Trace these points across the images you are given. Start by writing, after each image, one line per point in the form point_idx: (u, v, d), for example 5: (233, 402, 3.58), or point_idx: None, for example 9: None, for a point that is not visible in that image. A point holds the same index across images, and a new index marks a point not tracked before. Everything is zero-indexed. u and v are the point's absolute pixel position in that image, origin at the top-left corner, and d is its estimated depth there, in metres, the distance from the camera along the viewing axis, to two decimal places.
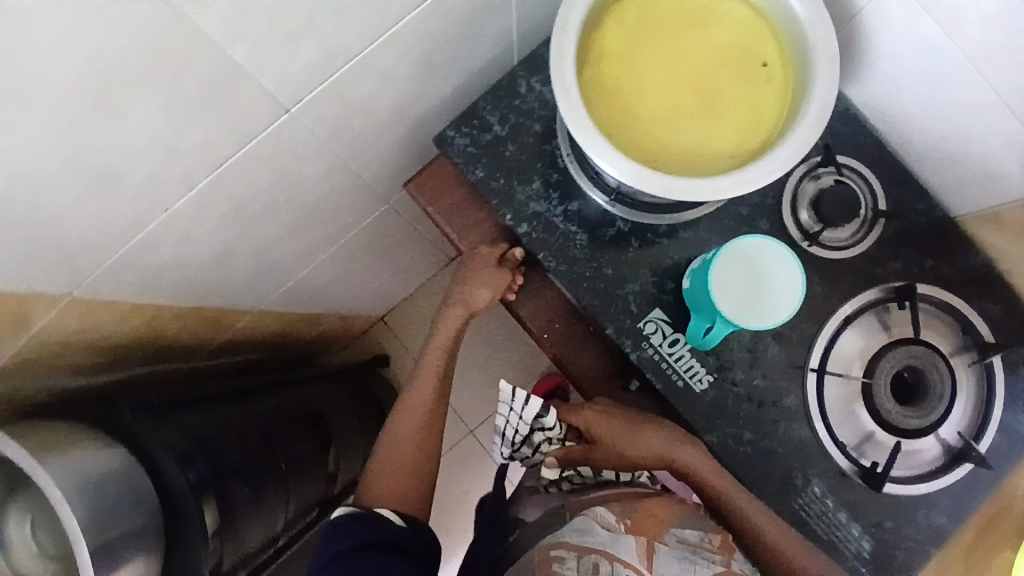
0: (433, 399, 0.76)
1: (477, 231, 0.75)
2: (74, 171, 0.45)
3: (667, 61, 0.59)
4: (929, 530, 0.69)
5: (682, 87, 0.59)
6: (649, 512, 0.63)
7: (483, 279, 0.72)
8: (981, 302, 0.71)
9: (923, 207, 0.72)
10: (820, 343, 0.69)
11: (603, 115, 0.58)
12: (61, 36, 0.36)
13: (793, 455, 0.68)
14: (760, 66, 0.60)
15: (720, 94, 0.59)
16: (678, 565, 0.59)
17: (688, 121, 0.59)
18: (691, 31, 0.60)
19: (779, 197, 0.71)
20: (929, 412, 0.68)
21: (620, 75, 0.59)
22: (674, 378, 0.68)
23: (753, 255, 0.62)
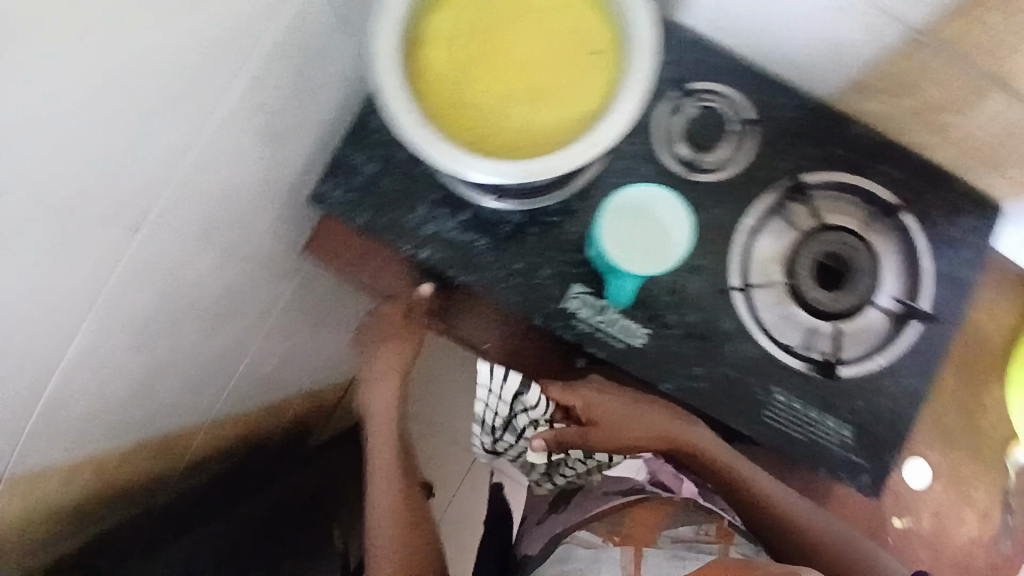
0: (397, 464, 0.82)
1: (387, 273, 0.75)
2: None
3: (492, 58, 0.60)
4: (904, 397, 0.70)
5: (515, 72, 0.60)
6: (641, 522, 0.80)
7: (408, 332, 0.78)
8: (875, 168, 0.72)
9: (791, 98, 0.73)
10: (736, 260, 0.69)
11: (449, 133, 0.59)
12: None
13: (749, 374, 0.69)
14: (584, 28, 0.60)
15: (553, 66, 0.60)
16: (668, 561, 0.75)
17: (531, 101, 0.60)
18: (508, 16, 0.60)
19: (652, 140, 0.71)
20: (858, 289, 0.69)
21: (455, 88, 0.59)
22: (613, 342, 0.69)
23: (646, 208, 0.60)
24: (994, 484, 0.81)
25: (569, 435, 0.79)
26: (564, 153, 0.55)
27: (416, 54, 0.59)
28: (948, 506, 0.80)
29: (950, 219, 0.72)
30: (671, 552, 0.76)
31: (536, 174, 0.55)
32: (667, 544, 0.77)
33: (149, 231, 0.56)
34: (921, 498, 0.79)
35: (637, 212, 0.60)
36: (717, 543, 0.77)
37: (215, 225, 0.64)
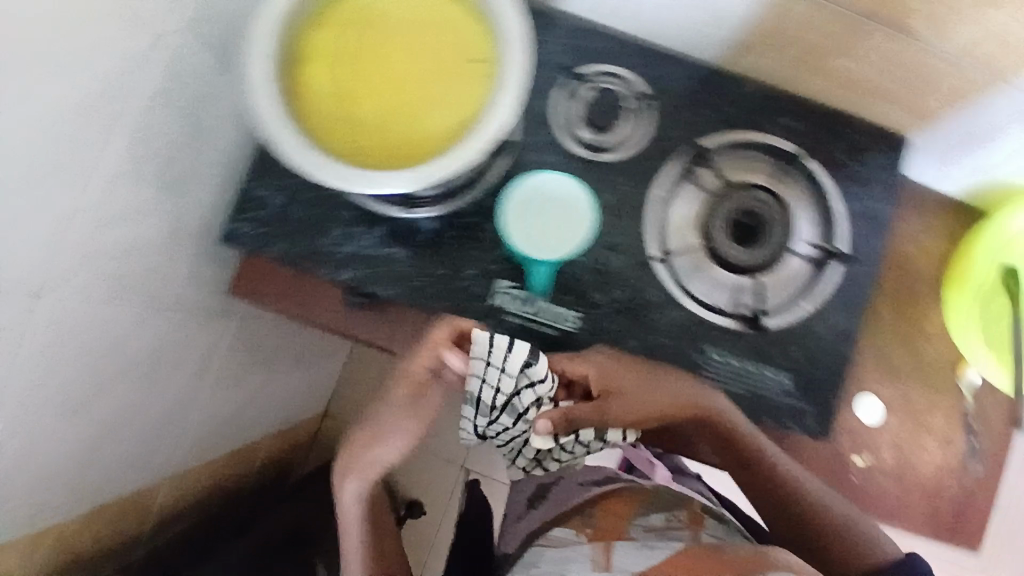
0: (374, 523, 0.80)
1: (320, 301, 0.75)
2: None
3: (380, 81, 0.61)
4: (836, 337, 0.71)
5: (400, 86, 0.60)
6: (619, 516, 0.82)
7: (418, 406, 0.70)
8: (775, 122, 0.72)
9: (683, 66, 0.73)
10: (652, 231, 0.70)
11: (356, 162, 0.59)
12: None
13: (682, 338, 0.70)
14: (461, 30, 0.60)
15: (435, 73, 0.60)
16: (636, 550, 0.74)
17: (420, 111, 0.60)
18: (385, 33, 0.61)
19: (554, 131, 0.71)
20: (774, 241, 0.70)
21: (344, 111, 0.60)
22: (546, 330, 0.69)
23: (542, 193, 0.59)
24: (950, 408, 0.82)
25: (582, 413, 0.64)
26: (452, 156, 0.55)
27: (299, 83, 0.60)
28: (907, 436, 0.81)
29: (855, 158, 0.73)
30: (643, 541, 0.75)
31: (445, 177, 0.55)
32: (639, 533, 0.77)
33: (54, 300, 0.56)
34: (879, 432, 0.80)
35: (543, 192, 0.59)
36: (688, 528, 0.78)
37: (125, 281, 0.64)
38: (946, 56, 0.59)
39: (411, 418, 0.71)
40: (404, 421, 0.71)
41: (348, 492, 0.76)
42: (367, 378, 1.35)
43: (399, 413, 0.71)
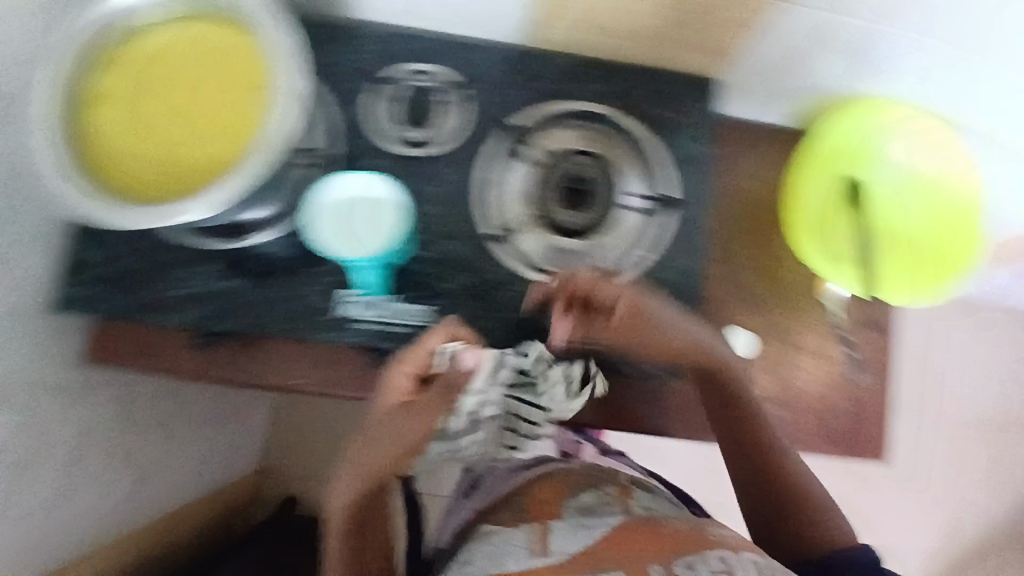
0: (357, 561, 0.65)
1: (173, 349, 0.72)
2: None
3: (181, 116, 0.63)
4: (681, 278, 0.73)
5: (198, 124, 0.62)
6: (548, 503, 0.73)
7: (401, 423, 0.56)
8: (585, 87, 0.75)
9: (483, 54, 0.75)
10: (484, 213, 0.72)
11: (186, 194, 0.60)
12: None
13: (536, 309, 0.71)
14: (241, 57, 0.62)
15: (227, 102, 0.62)
16: (572, 535, 0.67)
17: (221, 140, 0.61)
18: (175, 81, 0.63)
19: (373, 135, 0.72)
20: (601, 202, 0.73)
21: (149, 161, 0.61)
22: (400, 330, 0.69)
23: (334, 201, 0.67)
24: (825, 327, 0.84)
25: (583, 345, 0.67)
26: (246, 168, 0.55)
27: (93, 142, 0.60)
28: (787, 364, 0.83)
29: (667, 107, 0.76)
30: (575, 521, 0.69)
31: (255, 178, 0.55)
32: (573, 512, 0.71)
33: None
34: (759, 363, 0.82)
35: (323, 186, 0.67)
36: (619, 500, 0.72)
37: None
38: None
39: (391, 440, 0.56)
40: (371, 445, 0.56)
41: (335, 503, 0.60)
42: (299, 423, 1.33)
43: (384, 434, 0.56)
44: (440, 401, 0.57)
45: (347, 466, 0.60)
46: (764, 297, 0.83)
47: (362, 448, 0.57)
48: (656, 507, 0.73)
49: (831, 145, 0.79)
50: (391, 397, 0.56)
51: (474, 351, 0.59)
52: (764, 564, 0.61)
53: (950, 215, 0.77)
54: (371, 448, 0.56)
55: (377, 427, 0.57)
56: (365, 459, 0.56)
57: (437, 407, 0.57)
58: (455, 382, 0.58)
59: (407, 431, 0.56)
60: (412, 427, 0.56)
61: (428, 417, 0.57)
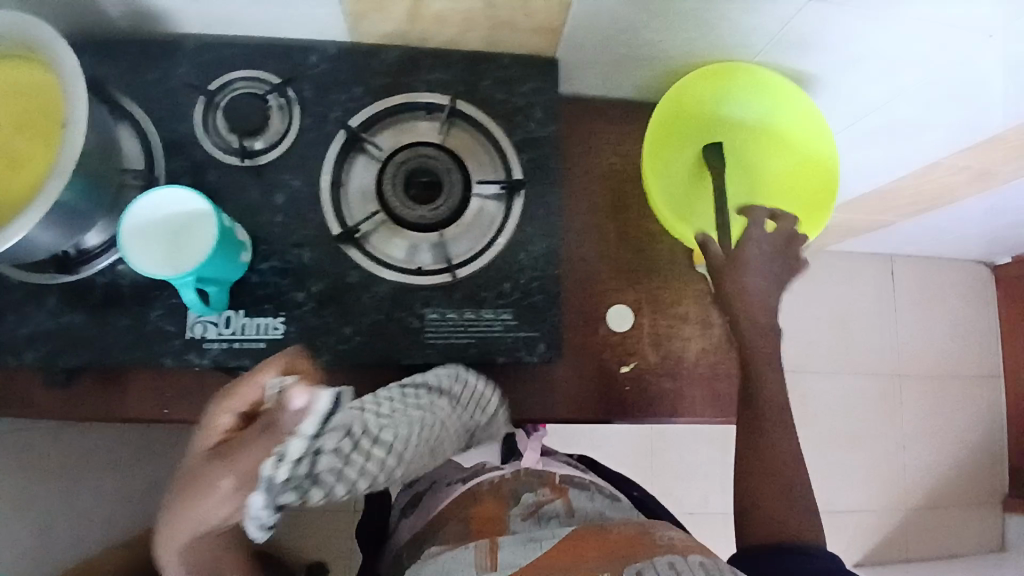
0: None
1: (30, 393, 0.68)
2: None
3: None
4: (541, 260, 0.73)
5: None
6: (486, 515, 0.65)
7: (216, 472, 0.44)
8: (422, 80, 0.74)
9: (315, 56, 0.73)
10: (331, 215, 0.70)
11: (1, 218, 0.59)
12: None
13: (395, 308, 0.70)
14: (15, 81, 0.61)
15: (18, 127, 0.60)
16: (520, 548, 0.58)
17: (23, 164, 0.60)
18: None
19: (205, 149, 0.70)
20: (450, 189, 0.72)
21: None
22: (255, 345, 0.68)
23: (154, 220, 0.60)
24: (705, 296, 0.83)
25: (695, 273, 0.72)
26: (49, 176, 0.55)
27: None
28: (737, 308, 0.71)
29: (510, 91, 0.75)
30: (523, 535, 0.60)
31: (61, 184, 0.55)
32: (520, 525, 0.62)
33: None
34: (642, 338, 0.81)
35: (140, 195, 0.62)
36: (557, 500, 0.66)
37: None
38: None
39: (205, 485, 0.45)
40: (187, 488, 0.46)
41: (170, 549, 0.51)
42: None
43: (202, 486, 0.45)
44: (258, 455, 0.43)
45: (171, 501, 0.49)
46: (640, 272, 0.82)
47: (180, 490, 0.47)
48: (597, 506, 0.67)
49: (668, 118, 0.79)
50: (210, 439, 0.48)
51: (304, 387, 0.44)
52: (712, 564, 0.52)
53: (802, 165, 0.78)
54: (195, 488, 0.45)
55: (199, 471, 0.45)
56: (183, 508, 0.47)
57: (258, 443, 0.44)
58: (280, 424, 0.44)
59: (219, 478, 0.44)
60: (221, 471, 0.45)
61: (252, 455, 0.43)
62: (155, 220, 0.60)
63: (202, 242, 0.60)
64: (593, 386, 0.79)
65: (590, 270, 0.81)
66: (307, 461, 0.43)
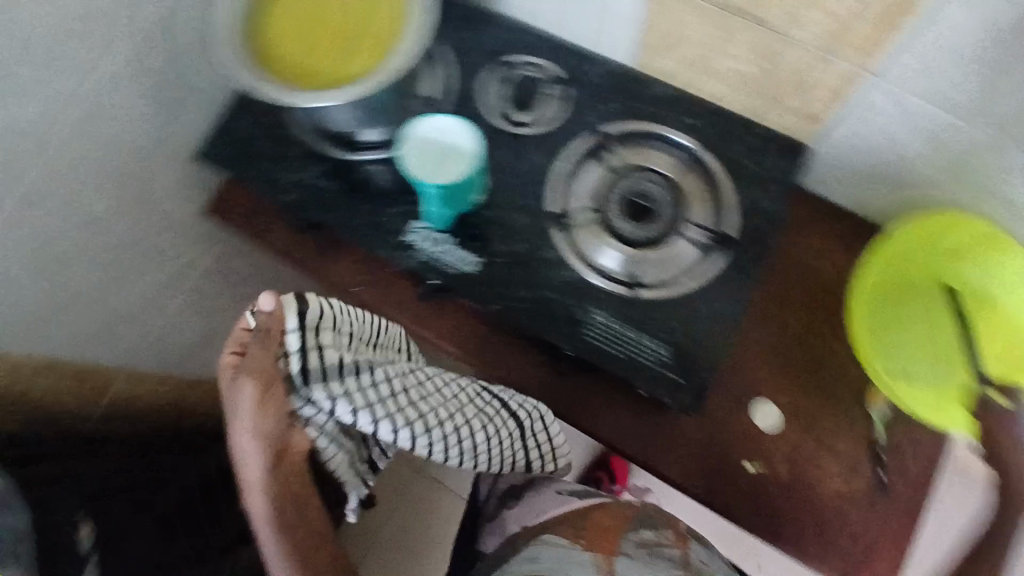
0: (286, 520, 0.64)
1: (274, 229, 0.87)
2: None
3: (312, 23, 0.73)
4: (717, 319, 0.74)
5: (335, 34, 0.72)
6: (607, 529, 0.80)
7: (242, 372, 0.60)
8: (679, 119, 0.79)
9: (594, 65, 0.82)
10: (554, 196, 0.78)
11: (334, 82, 0.70)
12: None
13: (569, 296, 0.75)
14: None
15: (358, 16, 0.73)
16: (639, 559, 0.77)
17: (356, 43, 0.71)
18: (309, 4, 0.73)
19: (481, 107, 0.82)
20: (663, 220, 0.76)
21: (297, 63, 0.71)
22: (448, 269, 0.77)
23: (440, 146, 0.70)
24: (861, 436, 0.78)
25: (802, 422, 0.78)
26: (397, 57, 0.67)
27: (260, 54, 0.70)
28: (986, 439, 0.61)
29: (754, 159, 0.78)
30: (637, 551, 0.78)
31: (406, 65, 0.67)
32: (632, 547, 0.78)
33: None
34: (780, 444, 0.77)
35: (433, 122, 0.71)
36: (678, 547, 0.80)
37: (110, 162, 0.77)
38: (804, 44, 0.66)
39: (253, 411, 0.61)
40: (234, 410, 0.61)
41: (244, 483, 0.63)
42: None
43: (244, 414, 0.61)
44: (267, 360, 0.61)
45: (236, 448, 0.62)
46: (802, 380, 0.79)
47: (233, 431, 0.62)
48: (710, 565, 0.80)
49: (891, 254, 0.77)
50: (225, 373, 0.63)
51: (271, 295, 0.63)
52: None
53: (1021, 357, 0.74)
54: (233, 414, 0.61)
55: (230, 400, 0.62)
56: (242, 446, 0.62)
57: (263, 348, 0.61)
58: (271, 331, 0.62)
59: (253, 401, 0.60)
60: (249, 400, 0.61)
61: (262, 357, 0.61)
62: (430, 137, 0.70)
63: (461, 164, 0.70)
64: (709, 461, 0.77)
65: (755, 356, 0.79)
66: (317, 355, 0.64)
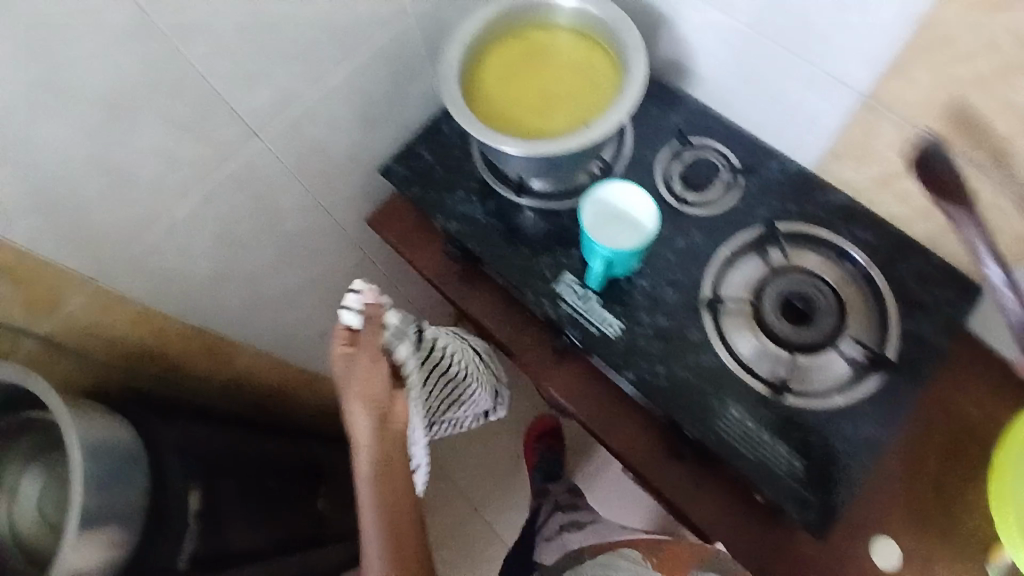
0: (389, 478, 0.73)
1: (428, 252, 0.92)
2: (82, 153, 0.62)
3: (526, 80, 0.78)
4: (856, 440, 0.72)
5: (542, 96, 0.77)
6: (673, 555, 0.92)
7: (363, 350, 0.70)
8: (852, 232, 0.78)
9: (777, 164, 0.82)
10: (709, 281, 0.77)
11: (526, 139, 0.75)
12: (88, 55, 0.56)
13: (709, 383, 0.74)
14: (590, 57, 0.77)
15: (569, 86, 0.77)
16: None
17: (557, 111, 0.76)
18: (532, 60, 0.78)
19: (652, 177, 0.83)
20: (821, 328, 0.74)
21: (500, 112, 0.77)
22: (590, 328, 0.78)
23: (625, 216, 0.71)
24: None
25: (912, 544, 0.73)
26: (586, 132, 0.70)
27: (472, 95, 0.77)
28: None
29: (921, 287, 0.76)
30: None
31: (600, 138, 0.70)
32: None
33: (261, 144, 0.76)
34: None
35: (619, 191, 0.71)
36: None
37: (304, 162, 0.83)
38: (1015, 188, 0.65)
39: (366, 388, 0.70)
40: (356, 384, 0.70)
41: (358, 446, 0.72)
42: None
43: (359, 389, 0.70)
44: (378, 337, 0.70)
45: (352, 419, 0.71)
46: (931, 523, 0.74)
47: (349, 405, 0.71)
48: None
49: None
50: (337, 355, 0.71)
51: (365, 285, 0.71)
52: None
53: None
54: (357, 389, 0.70)
55: (351, 374, 0.70)
56: (358, 420, 0.70)
57: (374, 330, 0.70)
58: (375, 317, 0.70)
59: (369, 379, 0.70)
60: (366, 377, 0.70)
61: (375, 336, 0.70)
62: (613, 206, 0.72)
63: (638, 238, 0.70)
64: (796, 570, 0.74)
65: (889, 491, 0.75)
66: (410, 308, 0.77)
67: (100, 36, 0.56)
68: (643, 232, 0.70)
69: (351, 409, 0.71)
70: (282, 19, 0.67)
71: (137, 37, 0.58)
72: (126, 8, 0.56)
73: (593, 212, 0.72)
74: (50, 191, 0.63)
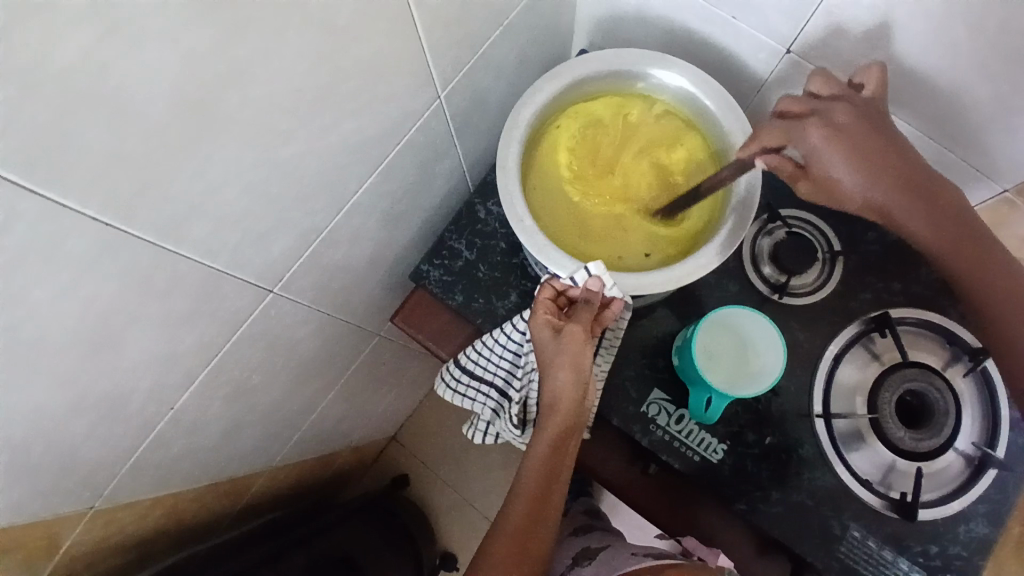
0: (562, 460, 0.64)
1: (455, 343, 0.78)
2: (62, 402, 0.44)
3: (597, 171, 0.65)
4: (975, 543, 0.66)
5: (613, 192, 0.65)
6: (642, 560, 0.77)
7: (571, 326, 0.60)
8: (959, 311, 0.70)
9: (875, 234, 0.72)
10: (819, 386, 0.69)
11: (590, 244, 0.64)
12: (52, 305, 0.38)
13: (824, 504, 0.68)
14: (679, 154, 0.66)
15: (646, 191, 0.65)
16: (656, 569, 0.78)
17: (629, 220, 0.65)
18: (609, 148, 0.66)
19: (739, 257, 0.72)
20: (939, 429, 0.67)
21: (562, 202, 0.64)
22: (690, 454, 0.69)
23: (749, 345, 0.63)
24: None
25: None
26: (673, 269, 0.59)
27: (529, 183, 0.65)
28: (865, 138, 0.53)
29: None
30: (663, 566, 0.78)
31: (687, 276, 0.59)
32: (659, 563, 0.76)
33: (274, 295, 0.59)
34: None
35: (734, 322, 0.64)
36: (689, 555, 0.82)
37: (324, 287, 0.67)
38: None
39: (577, 358, 0.60)
40: (559, 357, 0.60)
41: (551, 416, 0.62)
42: (439, 412, 1.46)
43: (566, 358, 0.60)
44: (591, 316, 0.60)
45: (548, 387, 0.62)
46: None
47: (551, 371, 0.61)
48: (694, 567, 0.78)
49: None
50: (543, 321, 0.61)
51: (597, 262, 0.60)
52: None
53: None
54: (556, 363, 0.61)
55: (555, 349, 0.60)
56: (556, 390, 0.61)
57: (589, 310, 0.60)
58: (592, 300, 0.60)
59: (584, 352, 0.60)
60: (581, 350, 0.60)
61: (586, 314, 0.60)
62: (736, 336, 0.63)
63: (769, 372, 0.62)
64: None
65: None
66: None
67: (65, 277, 0.37)
68: (779, 368, 0.61)
69: (548, 376, 0.62)
70: (297, 156, 0.48)
71: (113, 256, 0.39)
72: (94, 229, 0.37)
73: (702, 345, 0.63)
74: (18, 455, 0.45)
